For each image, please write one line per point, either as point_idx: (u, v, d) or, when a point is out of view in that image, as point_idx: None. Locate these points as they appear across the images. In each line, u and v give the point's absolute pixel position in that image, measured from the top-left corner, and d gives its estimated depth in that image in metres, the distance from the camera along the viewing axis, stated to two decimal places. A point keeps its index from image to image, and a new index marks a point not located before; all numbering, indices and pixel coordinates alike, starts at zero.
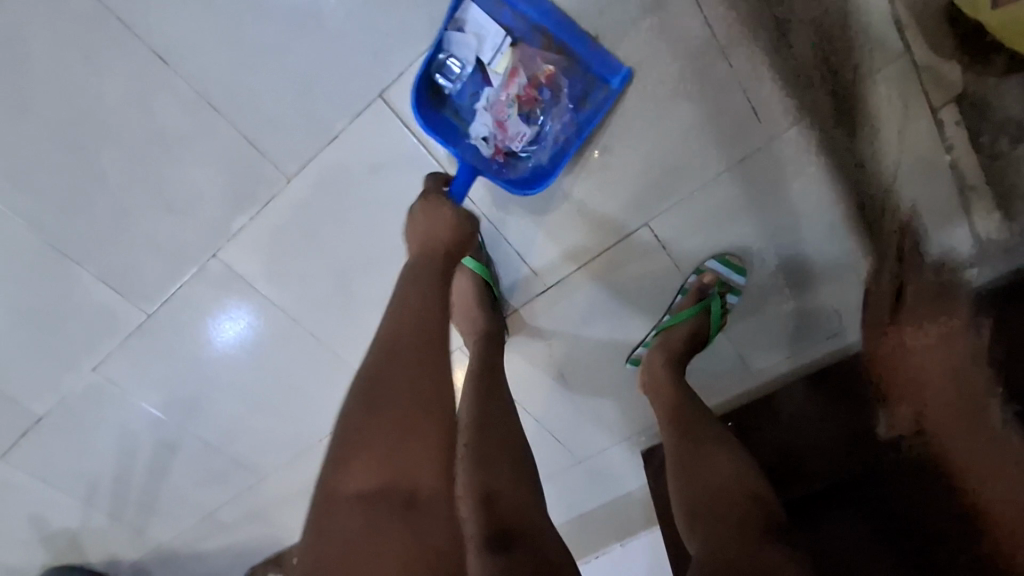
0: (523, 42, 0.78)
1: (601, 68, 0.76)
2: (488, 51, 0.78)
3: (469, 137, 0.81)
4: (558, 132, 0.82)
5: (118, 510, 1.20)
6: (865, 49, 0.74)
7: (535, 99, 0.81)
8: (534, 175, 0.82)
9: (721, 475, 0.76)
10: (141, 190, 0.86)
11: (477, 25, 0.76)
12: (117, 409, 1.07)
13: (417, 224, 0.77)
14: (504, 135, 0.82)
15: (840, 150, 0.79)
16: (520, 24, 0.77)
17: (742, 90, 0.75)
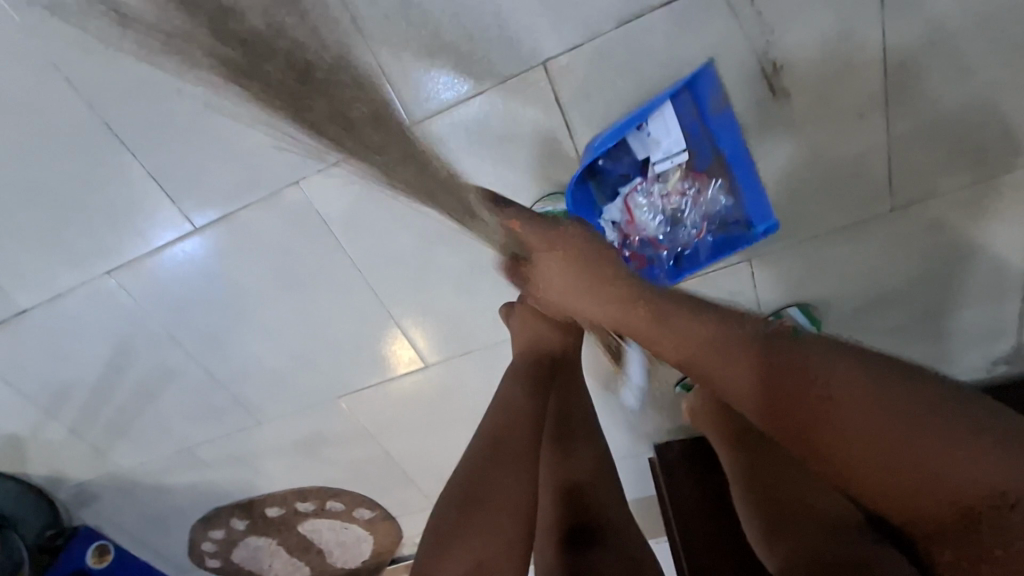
0: (696, 156, 0.79)
1: (753, 210, 0.80)
2: (660, 156, 0.79)
3: (600, 216, 0.84)
4: (681, 244, 0.85)
5: (83, 426, 1.08)
6: (1006, 153, 0.76)
7: (678, 211, 0.82)
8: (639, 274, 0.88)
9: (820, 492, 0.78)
10: (237, 92, 0.75)
11: (666, 128, 0.76)
12: (120, 323, 0.95)
13: (529, 320, 0.82)
14: (634, 230, 0.84)
15: (948, 234, 0.85)
16: (703, 142, 0.78)
17: (890, 159, 0.78)
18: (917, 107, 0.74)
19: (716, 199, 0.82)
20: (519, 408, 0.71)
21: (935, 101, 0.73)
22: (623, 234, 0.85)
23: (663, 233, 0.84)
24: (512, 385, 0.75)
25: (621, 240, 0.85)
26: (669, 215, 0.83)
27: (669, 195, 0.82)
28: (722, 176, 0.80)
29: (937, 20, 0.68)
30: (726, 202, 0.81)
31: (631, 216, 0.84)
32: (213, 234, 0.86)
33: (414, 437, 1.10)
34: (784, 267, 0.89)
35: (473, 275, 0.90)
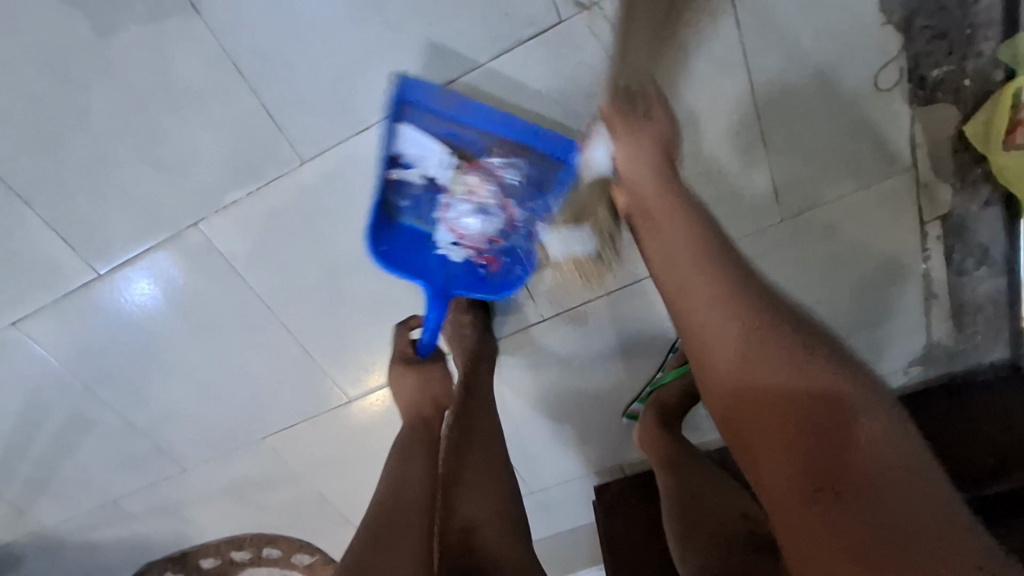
0: (469, 147, 0.77)
1: (550, 145, 0.74)
2: (436, 167, 0.77)
3: (436, 248, 0.81)
4: (524, 222, 0.80)
5: (3, 482, 1.05)
6: (881, 159, 0.80)
7: (489, 196, 0.79)
8: (506, 274, 0.83)
9: (714, 501, 0.85)
10: (129, 139, 0.76)
11: (416, 140, 0.75)
12: (34, 371, 0.94)
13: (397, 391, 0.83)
14: (473, 243, 0.82)
15: (841, 241, 0.87)
16: (464, 133, 0.76)
17: (769, 172, 0.81)
18: (786, 118, 0.77)
19: (514, 166, 0.77)
20: (406, 483, 0.71)
21: (802, 113, 0.77)
22: (468, 251, 0.82)
23: (492, 225, 0.81)
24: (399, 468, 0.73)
25: (470, 254, 0.83)
26: (486, 208, 0.79)
27: (472, 191, 0.78)
28: (505, 145, 0.76)
29: (792, 37, 0.72)
30: (524, 162, 0.76)
31: (458, 231, 0.81)
32: (129, 286, 0.87)
33: (345, 476, 1.08)
34: None
35: (383, 307, 0.90)
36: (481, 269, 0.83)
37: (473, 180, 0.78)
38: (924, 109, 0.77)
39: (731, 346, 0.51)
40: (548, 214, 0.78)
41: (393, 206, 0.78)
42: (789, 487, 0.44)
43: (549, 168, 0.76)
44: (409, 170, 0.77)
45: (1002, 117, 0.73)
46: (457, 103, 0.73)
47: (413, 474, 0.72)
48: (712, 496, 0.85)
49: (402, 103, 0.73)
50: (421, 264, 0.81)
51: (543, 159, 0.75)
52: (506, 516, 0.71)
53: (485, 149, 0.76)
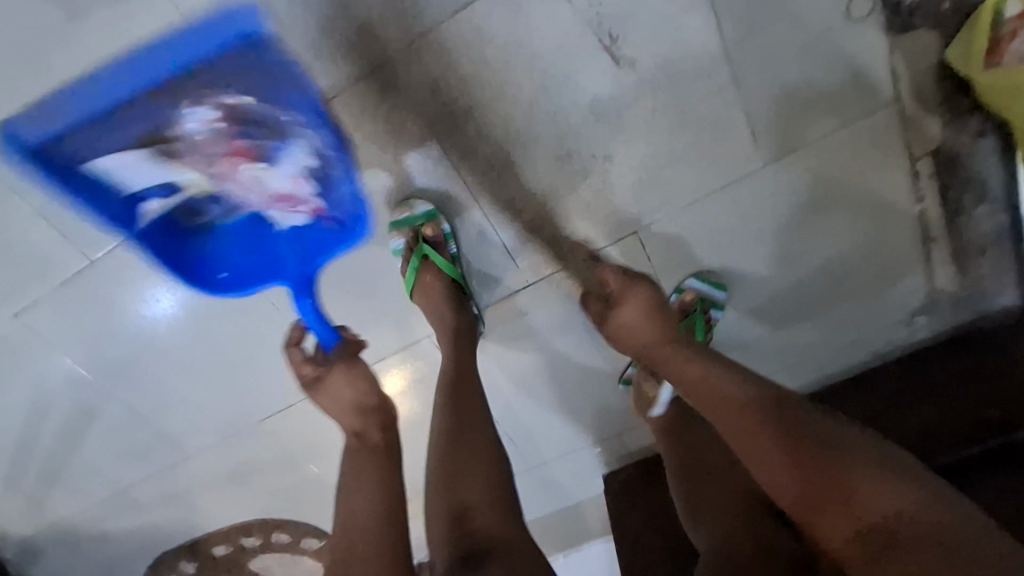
0: (146, 121, 0.62)
1: (185, 54, 0.58)
2: (189, 162, 0.67)
3: (273, 226, 0.78)
4: (292, 154, 0.70)
5: (17, 476, 1.08)
6: (860, 94, 0.78)
7: (251, 147, 0.68)
8: (349, 215, 0.77)
9: (723, 473, 0.78)
10: None
11: (130, 164, 0.65)
12: (39, 363, 0.97)
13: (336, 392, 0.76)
14: (300, 199, 0.74)
15: (828, 186, 0.84)
16: (130, 111, 0.61)
17: (745, 114, 0.79)
18: (755, 57, 0.76)
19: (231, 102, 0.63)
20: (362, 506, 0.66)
21: (771, 52, 0.76)
22: (306, 209, 0.76)
23: (296, 170, 0.72)
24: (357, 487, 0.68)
25: (303, 213, 0.76)
26: (271, 166, 0.70)
27: (246, 160, 0.69)
28: (171, 103, 0.61)
29: None
30: (225, 108, 0.63)
31: (272, 201, 0.74)
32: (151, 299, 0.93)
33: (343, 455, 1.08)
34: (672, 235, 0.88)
35: (367, 278, 0.92)
36: (332, 221, 0.78)
37: (216, 149, 0.67)
38: (900, 37, 0.76)
39: (683, 372, 0.66)
40: (299, 123, 0.67)
41: (202, 220, 0.74)
42: (785, 488, 0.54)
43: (234, 64, 0.59)
44: (172, 193, 0.70)
45: (980, 36, 0.71)
46: (102, 79, 0.58)
47: (361, 504, 0.66)
48: (716, 468, 0.79)
49: (34, 147, 0.61)
50: (273, 258, 0.79)
51: (220, 66, 0.59)
52: (503, 495, 0.66)
53: (156, 102, 0.61)
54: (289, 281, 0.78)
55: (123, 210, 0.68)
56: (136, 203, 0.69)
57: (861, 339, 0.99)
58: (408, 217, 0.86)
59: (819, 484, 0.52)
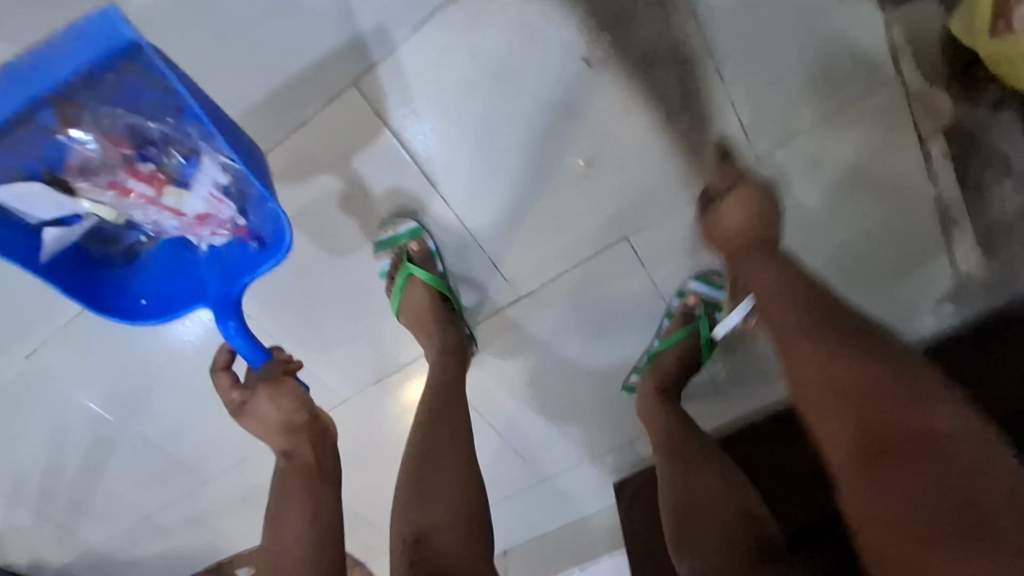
0: (47, 154, 0.62)
1: (59, 67, 0.55)
2: (94, 189, 0.67)
3: (194, 246, 0.77)
4: (198, 170, 0.68)
5: (46, 508, 1.13)
6: (861, 75, 0.72)
7: (153, 169, 0.68)
8: (268, 233, 0.74)
9: (706, 494, 0.77)
10: None
11: (30, 200, 0.64)
12: (53, 401, 1.00)
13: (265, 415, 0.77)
14: (217, 221, 0.73)
15: (831, 175, 0.78)
16: (20, 145, 0.60)
17: (732, 106, 0.75)
18: (741, 44, 0.71)
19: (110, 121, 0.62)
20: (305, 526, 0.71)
21: (758, 36, 0.70)
22: (224, 230, 0.75)
23: (205, 190, 0.70)
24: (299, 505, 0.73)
25: (220, 233, 0.75)
26: (177, 186, 0.70)
27: (150, 181, 0.68)
28: (58, 128, 0.60)
29: None
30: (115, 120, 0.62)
31: (187, 224, 0.74)
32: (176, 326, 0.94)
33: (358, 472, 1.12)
34: (663, 236, 0.84)
35: (359, 301, 0.90)
36: (250, 243, 0.75)
37: (119, 171, 0.66)
38: (899, 9, 0.70)
39: (769, 286, 0.63)
40: (194, 134, 0.65)
41: (124, 246, 0.75)
42: (843, 442, 0.50)
43: (115, 75, 0.57)
44: (80, 222, 0.70)
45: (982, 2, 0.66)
46: (2, 82, 0.54)
47: (298, 529, 0.71)
48: (698, 486, 0.78)
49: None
50: (192, 283, 0.78)
51: (101, 78, 0.57)
52: (469, 526, 0.67)
53: (47, 133, 0.60)
54: (210, 301, 0.76)
55: (28, 242, 0.67)
56: (56, 226, 0.68)
57: (884, 331, 0.91)
58: (391, 237, 0.85)
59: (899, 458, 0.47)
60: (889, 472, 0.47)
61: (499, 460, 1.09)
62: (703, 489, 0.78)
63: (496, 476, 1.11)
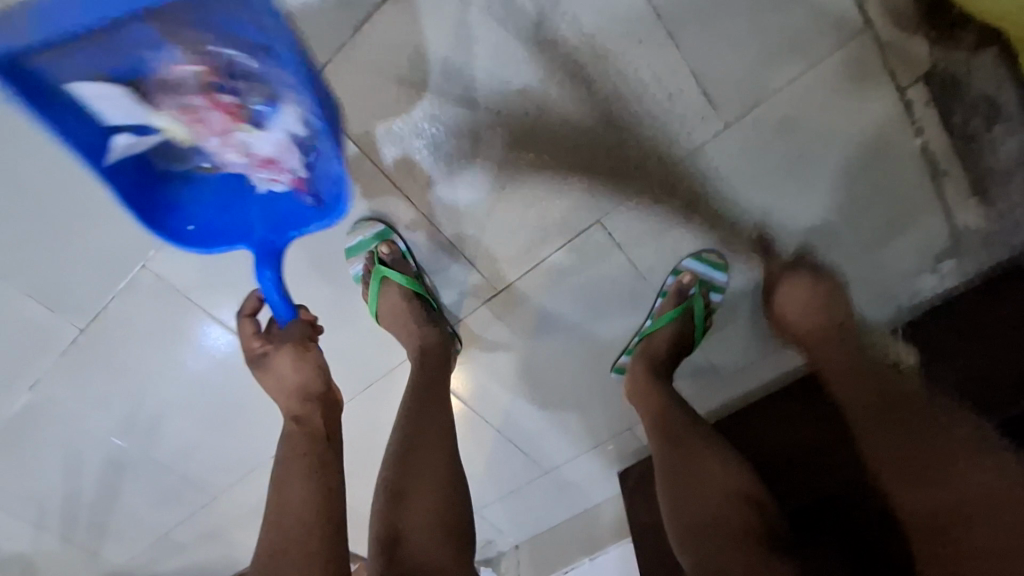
0: (138, 73, 0.60)
1: (136, 3, 0.52)
2: (168, 107, 0.63)
3: (251, 183, 0.74)
4: (285, 120, 0.66)
5: (71, 531, 1.17)
6: (827, 30, 0.68)
7: (239, 107, 0.65)
8: (327, 192, 0.73)
9: (706, 481, 0.75)
10: (59, 197, 0.78)
11: (98, 99, 0.61)
12: (61, 431, 1.02)
13: (279, 376, 0.78)
14: (277, 167, 0.72)
15: (806, 137, 0.75)
16: (113, 53, 0.57)
17: (693, 75, 0.71)
18: (697, 10, 0.67)
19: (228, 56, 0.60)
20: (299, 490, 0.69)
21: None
22: (281, 176, 0.73)
23: (282, 138, 0.68)
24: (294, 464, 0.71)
25: (278, 179, 0.73)
26: (258, 125, 0.67)
27: (233, 116, 0.65)
28: (157, 45, 0.57)
29: None
30: (204, 53, 0.59)
31: (250, 160, 0.71)
32: (208, 334, 0.94)
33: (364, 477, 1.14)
34: (638, 216, 0.82)
35: (339, 309, 0.90)
36: (308, 197, 0.75)
37: (195, 101, 0.63)
38: None
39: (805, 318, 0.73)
40: (284, 88, 0.62)
41: (182, 166, 0.71)
42: (883, 447, 0.58)
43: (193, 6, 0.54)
44: (148, 134, 0.66)
45: None
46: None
47: (307, 495, 0.69)
48: (697, 473, 0.76)
49: (10, 59, 0.54)
50: (240, 220, 0.76)
51: (174, 11, 0.54)
52: (444, 529, 0.67)
53: (146, 48, 0.57)
54: (254, 245, 0.76)
55: (96, 142, 0.63)
56: (118, 129, 0.64)
57: (881, 295, 0.88)
58: (361, 241, 0.84)
59: (918, 456, 0.55)
60: (898, 441, 0.57)
61: (501, 453, 1.10)
62: (694, 475, 0.76)
63: (499, 468, 1.12)
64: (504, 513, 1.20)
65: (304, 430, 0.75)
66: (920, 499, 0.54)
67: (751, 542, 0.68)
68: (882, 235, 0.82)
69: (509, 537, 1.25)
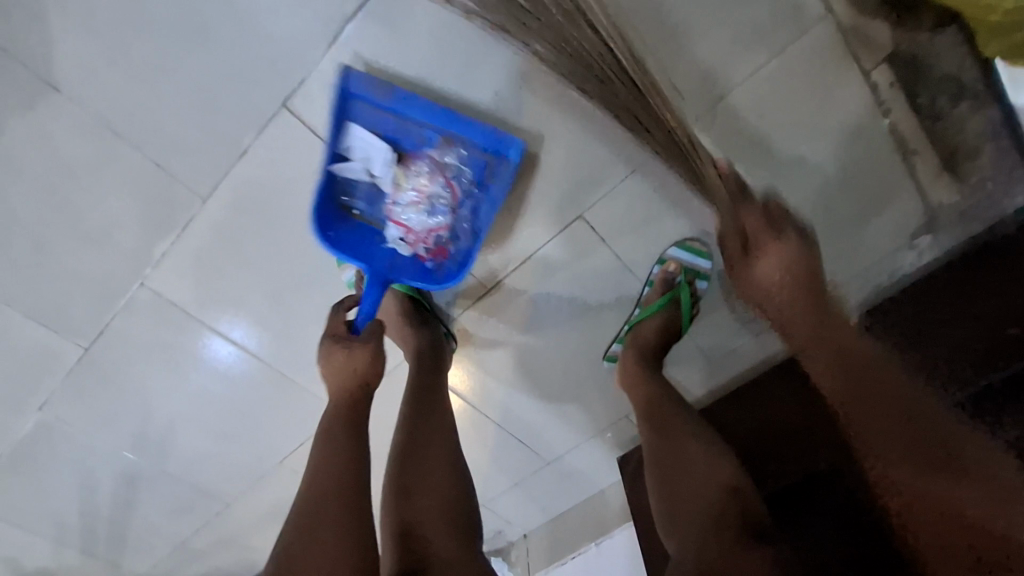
0: (405, 145, 0.81)
1: (491, 143, 0.77)
2: (376, 164, 0.81)
3: (385, 241, 0.86)
4: (466, 220, 0.84)
5: (90, 545, 1.20)
6: (787, 19, 0.70)
7: (434, 192, 0.83)
8: (451, 268, 0.86)
9: (692, 474, 0.76)
10: (56, 223, 0.81)
11: (363, 145, 0.79)
12: (74, 448, 1.05)
13: (337, 364, 0.84)
14: (418, 235, 0.86)
15: (775, 124, 0.76)
16: (405, 130, 0.79)
17: (661, 71, 0.73)
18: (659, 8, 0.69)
19: (454, 162, 0.81)
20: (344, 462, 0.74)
21: None
22: (417, 244, 0.87)
23: (439, 221, 0.85)
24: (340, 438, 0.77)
25: (416, 251, 0.87)
26: (425, 205, 0.84)
27: (419, 187, 0.83)
28: (451, 148, 0.80)
29: None
30: (462, 163, 0.81)
31: (405, 227, 0.86)
32: (217, 347, 0.97)
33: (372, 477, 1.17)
34: (618, 210, 0.84)
35: None
36: (429, 264, 0.87)
37: (424, 169, 0.82)
38: None
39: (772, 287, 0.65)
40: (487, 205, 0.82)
41: (349, 208, 0.83)
42: (877, 443, 0.51)
43: (485, 159, 0.80)
44: (354, 169, 0.80)
45: None
46: (391, 97, 0.75)
47: (339, 467, 0.73)
48: (686, 465, 0.78)
49: (344, 90, 0.74)
50: (370, 250, 0.85)
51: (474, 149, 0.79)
52: (451, 521, 0.70)
53: (416, 128, 0.78)
54: (373, 269, 0.84)
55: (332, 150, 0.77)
56: (337, 160, 0.79)
57: (863, 271, 0.88)
58: None
59: (914, 455, 0.49)
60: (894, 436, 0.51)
61: (502, 447, 1.12)
62: (681, 466, 0.78)
63: (501, 462, 1.15)
64: (510, 505, 1.23)
65: (350, 416, 0.81)
66: (920, 504, 0.48)
67: (724, 528, 0.68)
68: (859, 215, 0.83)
69: (519, 527, 1.29)
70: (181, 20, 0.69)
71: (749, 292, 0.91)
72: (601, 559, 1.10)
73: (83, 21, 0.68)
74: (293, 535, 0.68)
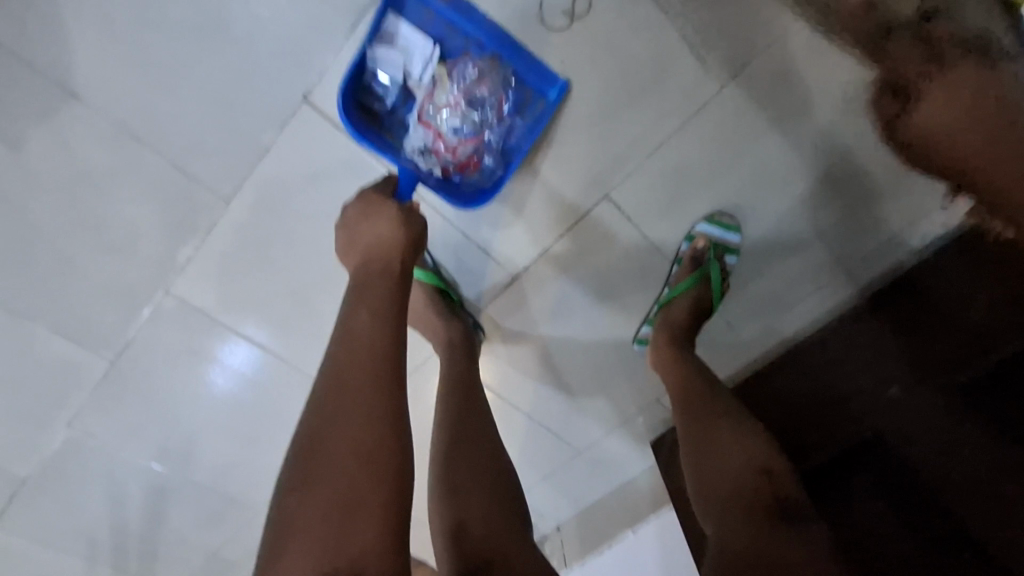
0: (451, 49, 0.76)
1: (539, 80, 0.76)
2: (415, 64, 0.75)
3: (404, 149, 0.79)
4: (501, 141, 0.80)
5: (120, 561, 1.19)
6: None
7: (473, 104, 0.78)
8: (486, 185, 0.81)
9: (714, 462, 0.76)
10: (77, 233, 0.80)
11: (405, 39, 0.74)
12: (103, 462, 1.04)
13: (360, 226, 0.70)
14: (445, 147, 0.79)
15: (801, 89, 0.74)
16: (453, 33, 0.75)
17: (683, 39, 0.72)
18: None
19: (501, 80, 0.77)
20: (367, 327, 0.61)
21: None
22: (441, 156, 0.79)
23: (472, 135, 0.79)
24: (360, 302, 0.64)
25: (440, 164, 0.80)
26: (462, 115, 0.77)
27: (458, 94, 0.77)
28: (501, 62, 0.75)
29: None
30: (511, 80, 0.77)
31: (435, 133, 0.78)
32: (230, 351, 0.95)
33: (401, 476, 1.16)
34: (643, 188, 0.82)
35: None
36: (455, 177, 0.81)
37: (465, 77, 0.77)
38: None
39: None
40: (526, 127, 0.78)
41: (372, 104, 0.77)
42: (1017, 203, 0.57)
43: (536, 81, 0.76)
44: (391, 57, 0.74)
45: None
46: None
47: (360, 327, 0.62)
48: (710, 453, 0.77)
49: None
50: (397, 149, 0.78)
51: (525, 71, 0.75)
52: (501, 513, 0.69)
53: (469, 35, 0.75)
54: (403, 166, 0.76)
55: (376, 27, 0.71)
56: (375, 44, 0.73)
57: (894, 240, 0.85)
58: None
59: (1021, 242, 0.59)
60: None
61: (531, 439, 1.11)
62: (703, 457, 0.78)
63: (532, 453, 1.14)
64: (541, 498, 1.23)
65: (375, 287, 0.65)
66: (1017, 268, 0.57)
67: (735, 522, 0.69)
68: (890, 184, 0.80)
69: (551, 520, 1.28)
70: (197, 17, 0.68)
71: (775, 268, 0.90)
72: (637, 547, 1.08)
73: (100, 23, 0.67)
74: (317, 406, 0.58)
